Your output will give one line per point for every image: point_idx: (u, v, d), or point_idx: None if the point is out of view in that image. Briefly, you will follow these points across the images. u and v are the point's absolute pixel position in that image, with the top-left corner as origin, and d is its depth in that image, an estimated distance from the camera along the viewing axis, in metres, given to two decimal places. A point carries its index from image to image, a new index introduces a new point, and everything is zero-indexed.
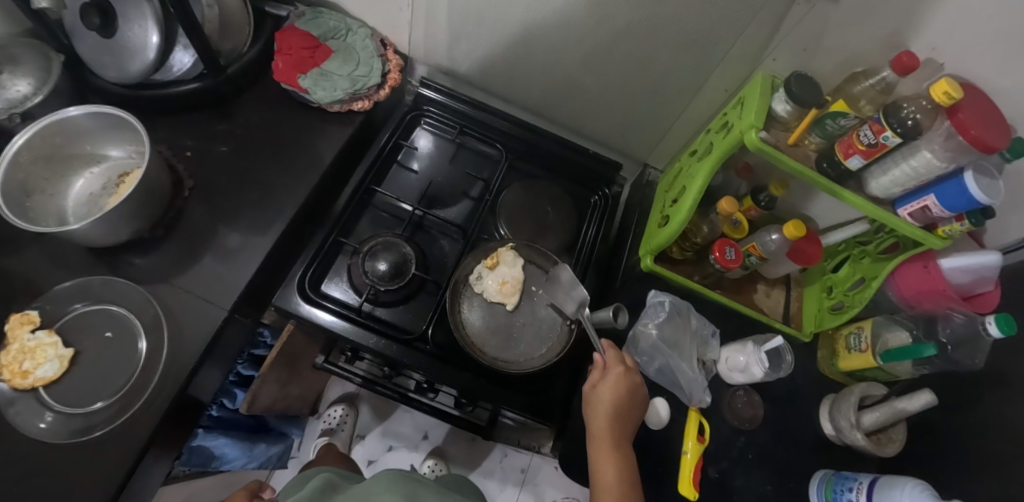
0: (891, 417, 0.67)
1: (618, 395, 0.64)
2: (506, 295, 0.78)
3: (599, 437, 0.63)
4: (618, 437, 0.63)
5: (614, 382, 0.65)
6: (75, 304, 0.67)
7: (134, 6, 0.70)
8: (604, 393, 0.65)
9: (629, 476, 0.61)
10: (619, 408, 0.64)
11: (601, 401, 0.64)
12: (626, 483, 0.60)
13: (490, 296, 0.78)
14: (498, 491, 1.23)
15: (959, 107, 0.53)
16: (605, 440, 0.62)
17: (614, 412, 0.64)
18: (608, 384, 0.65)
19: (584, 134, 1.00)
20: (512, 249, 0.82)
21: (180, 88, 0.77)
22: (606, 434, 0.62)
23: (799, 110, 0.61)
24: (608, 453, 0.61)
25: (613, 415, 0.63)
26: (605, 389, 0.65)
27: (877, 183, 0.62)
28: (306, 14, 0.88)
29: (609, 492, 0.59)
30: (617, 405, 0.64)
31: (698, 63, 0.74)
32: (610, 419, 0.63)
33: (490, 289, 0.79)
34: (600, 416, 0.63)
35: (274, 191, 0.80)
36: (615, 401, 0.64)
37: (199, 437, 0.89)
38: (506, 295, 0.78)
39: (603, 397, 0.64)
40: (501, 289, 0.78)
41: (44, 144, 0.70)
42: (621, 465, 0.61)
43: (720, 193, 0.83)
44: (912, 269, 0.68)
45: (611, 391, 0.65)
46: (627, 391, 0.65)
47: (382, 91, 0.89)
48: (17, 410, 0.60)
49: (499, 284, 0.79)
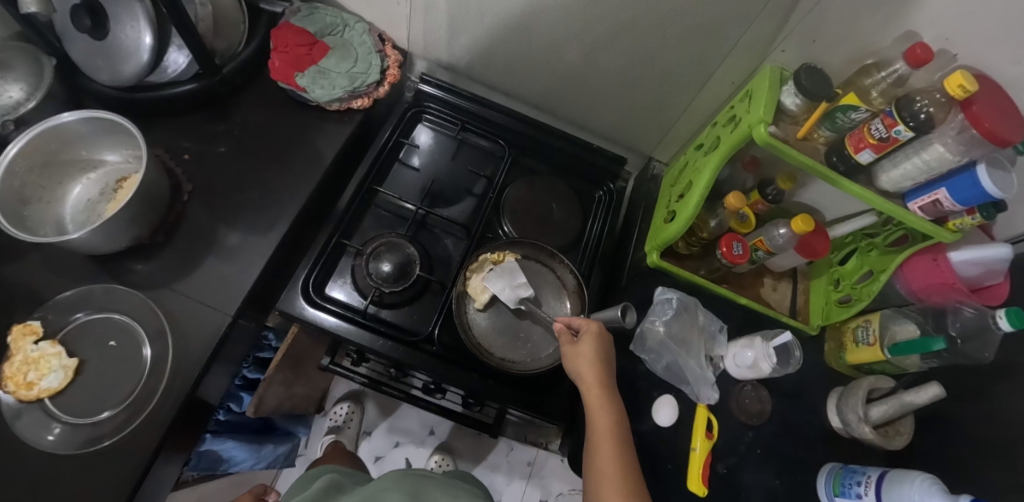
0: (899, 411, 0.67)
1: (600, 347, 0.64)
2: (478, 294, 0.77)
3: (590, 390, 0.61)
4: (608, 386, 0.62)
5: (593, 334, 0.64)
6: (75, 315, 0.66)
7: (126, 6, 0.68)
8: (585, 346, 0.64)
9: (623, 422, 0.60)
10: (604, 359, 0.63)
11: (584, 355, 0.63)
12: (621, 433, 0.59)
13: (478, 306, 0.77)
14: (504, 484, 1.24)
15: (973, 100, 0.51)
16: (596, 390, 0.61)
17: (600, 363, 0.63)
18: (587, 337, 0.64)
19: (586, 128, 0.99)
20: (507, 258, 0.80)
21: (176, 89, 0.75)
22: (596, 384, 0.61)
23: (809, 104, 0.60)
24: (600, 404, 0.60)
25: (599, 366, 0.62)
26: (587, 342, 0.64)
27: (888, 177, 0.61)
28: (301, 10, 0.86)
29: (606, 442, 0.58)
30: (600, 356, 0.63)
31: (702, 56, 0.73)
32: (599, 371, 0.62)
33: (473, 282, 0.78)
34: (586, 368, 0.62)
35: (277, 192, 0.79)
36: (598, 353, 0.63)
37: (207, 441, 0.91)
38: (493, 285, 0.76)
39: (585, 351, 0.63)
40: (478, 285, 0.77)
41: (38, 151, 0.68)
42: (615, 414, 0.60)
43: (726, 186, 0.82)
44: (921, 261, 0.69)
45: (593, 344, 0.63)
46: (606, 343, 0.65)
47: (382, 88, 0.87)
48: (24, 422, 0.60)
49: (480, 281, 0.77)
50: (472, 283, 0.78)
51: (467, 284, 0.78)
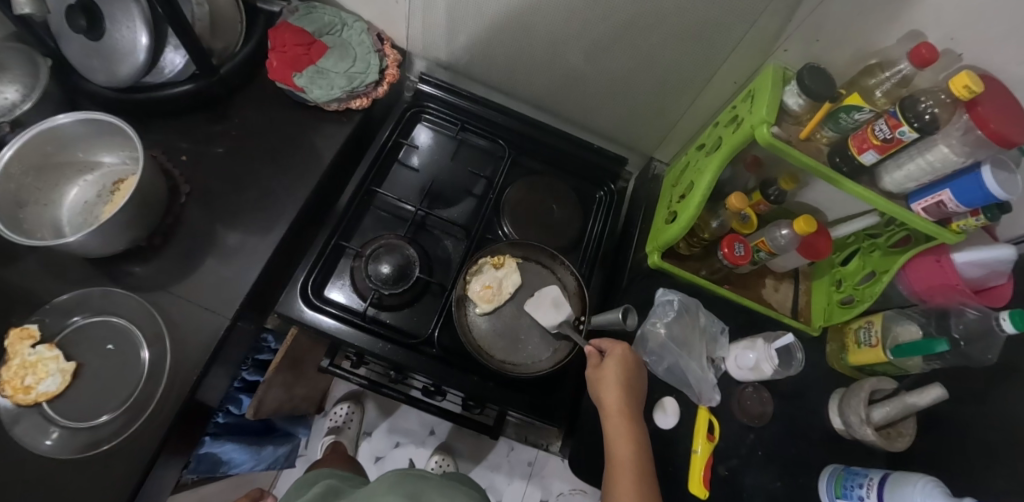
0: (902, 412, 0.66)
1: (624, 372, 0.64)
2: (483, 299, 0.77)
3: (612, 417, 0.62)
4: (630, 412, 0.62)
5: (617, 360, 0.65)
6: (73, 318, 0.66)
7: (121, 6, 0.67)
8: (609, 371, 0.65)
9: (643, 450, 0.60)
10: (628, 384, 0.64)
11: (607, 380, 0.64)
12: (641, 462, 0.59)
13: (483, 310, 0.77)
14: (505, 484, 1.24)
15: (978, 101, 0.51)
16: (616, 415, 0.62)
17: (623, 389, 0.63)
18: (611, 362, 0.65)
19: (587, 128, 0.98)
20: (507, 261, 0.80)
21: (172, 89, 0.74)
22: (618, 410, 0.62)
23: (812, 104, 0.59)
24: (621, 430, 0.61)
25: (623, 393, 0.63)
26: (610, 368, 0.65)
27: (891, 178, 0.61)
28: (299, 9, 0.85)
29: (626, 473, 0.58)
30: (624, 384, 0.64)
31: (705, 55, 0.72)
32: (623, 398, 0.63)
33: (472, 286, 0.77)
34: (609, 394, 0.63)
35: (276, 192, 0.78)
36: (622, 379, 0.64)
37: (207, 444, 0.92)
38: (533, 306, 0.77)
39: (609, 377, 0.64)
40: (480, 289, 0.77)
41: (34, 153, 0.68)
42: (635, 441, 0.60)
43: (727, 187, 0.81)
44: (924, 262, 0.68)
45: (616, 370, 0.64)
46: (630, 368, 0.65)
47: (381, 89, 0.86)
48: (22, 427, 0.60)
49: (483, 286, 0.77)
50: (472, 286, 0.77)
51: (467, 288, 0.78)
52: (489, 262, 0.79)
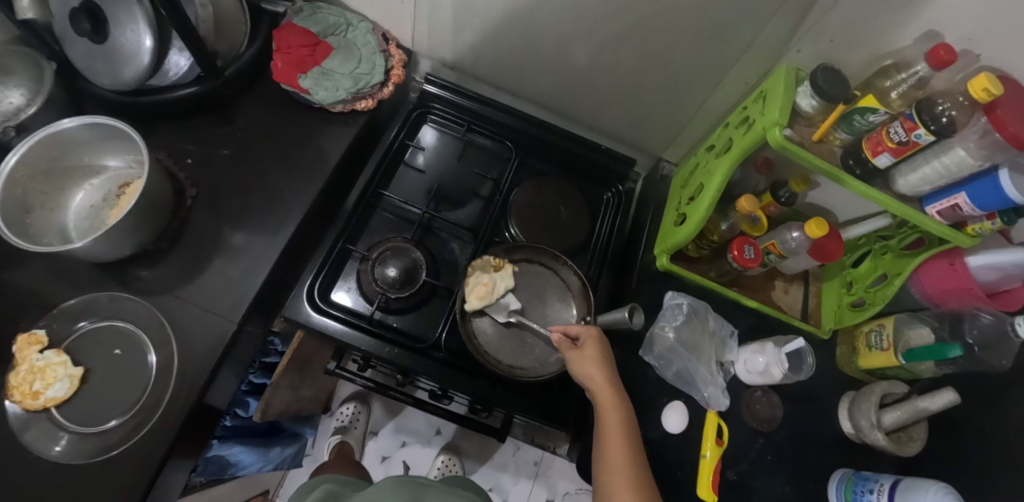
0: (913, 417, 0.65)
1: (603, 349, 0.66)
2: (474, 295, 0.74)
3: (600, 389, 0.62)
4: (615, 383, 0.63)
5: (595, 337, 0.66)
6: (80, 323, 0.66)
7: (125, 8, 0.66)
8: (590, 349, 0.65)
9: (631, 418, 0.61)
10: (608, 360, 0.65)
11: (591, 357, 0.65)
12: (630, 430, 0.59)
13: (498, 320, 0.77)
14: (511, 484, 1.24)
15: (998, 103, 0.50)
16: (606, 387, 0.62)
17: (606, 363, 0.64)
18: (590, 340, 0.66)
19: (594, 128, 0.97)
20: (506, 268, 0.78)
21: (179, 92, 0.74)
22: (605, 382, 0.62)
23: (826, 105, 0.58)
24: (612, 401, 0.61)
25: (607, 366, 0.64)
26: (591, 346, 0.66)
27: (905, 181, 0.60)
28: (303, 10, 0.84)
29: (617, 437, 0.58)
30: (606, 358, 0.65)
31: (717, 56, 0.71)
32: (607, 371, 0.64)
33: (472, 281, 0.75)
34: (595, 370, 0.63)
35: (282, 194, 0.78)
36: (603, 354, 0.65)
37: (214, 447, 0.92)
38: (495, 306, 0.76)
39: (591, 354, 0.65)
40: (477, 285, 0.75)
41: (40, 158, 0.67)
42: (624, 410, 0.61)
43: (738, 188, 0.80)
44: (937, 266, 0.67)
45: (598, 348, 0.65)
46: (607, 347, 0.67)
47: (386, 89, 0.85)
48: (32, 434, 0.59)
49: (479, 282, 0.75)
50: (474, 279, 0.75)
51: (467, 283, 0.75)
52: (488, 267, 0.77)
